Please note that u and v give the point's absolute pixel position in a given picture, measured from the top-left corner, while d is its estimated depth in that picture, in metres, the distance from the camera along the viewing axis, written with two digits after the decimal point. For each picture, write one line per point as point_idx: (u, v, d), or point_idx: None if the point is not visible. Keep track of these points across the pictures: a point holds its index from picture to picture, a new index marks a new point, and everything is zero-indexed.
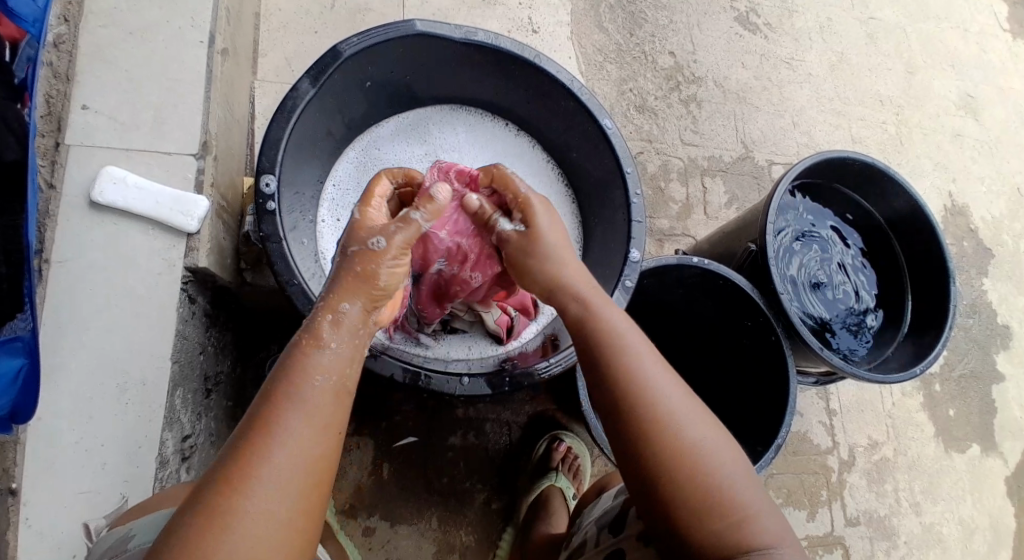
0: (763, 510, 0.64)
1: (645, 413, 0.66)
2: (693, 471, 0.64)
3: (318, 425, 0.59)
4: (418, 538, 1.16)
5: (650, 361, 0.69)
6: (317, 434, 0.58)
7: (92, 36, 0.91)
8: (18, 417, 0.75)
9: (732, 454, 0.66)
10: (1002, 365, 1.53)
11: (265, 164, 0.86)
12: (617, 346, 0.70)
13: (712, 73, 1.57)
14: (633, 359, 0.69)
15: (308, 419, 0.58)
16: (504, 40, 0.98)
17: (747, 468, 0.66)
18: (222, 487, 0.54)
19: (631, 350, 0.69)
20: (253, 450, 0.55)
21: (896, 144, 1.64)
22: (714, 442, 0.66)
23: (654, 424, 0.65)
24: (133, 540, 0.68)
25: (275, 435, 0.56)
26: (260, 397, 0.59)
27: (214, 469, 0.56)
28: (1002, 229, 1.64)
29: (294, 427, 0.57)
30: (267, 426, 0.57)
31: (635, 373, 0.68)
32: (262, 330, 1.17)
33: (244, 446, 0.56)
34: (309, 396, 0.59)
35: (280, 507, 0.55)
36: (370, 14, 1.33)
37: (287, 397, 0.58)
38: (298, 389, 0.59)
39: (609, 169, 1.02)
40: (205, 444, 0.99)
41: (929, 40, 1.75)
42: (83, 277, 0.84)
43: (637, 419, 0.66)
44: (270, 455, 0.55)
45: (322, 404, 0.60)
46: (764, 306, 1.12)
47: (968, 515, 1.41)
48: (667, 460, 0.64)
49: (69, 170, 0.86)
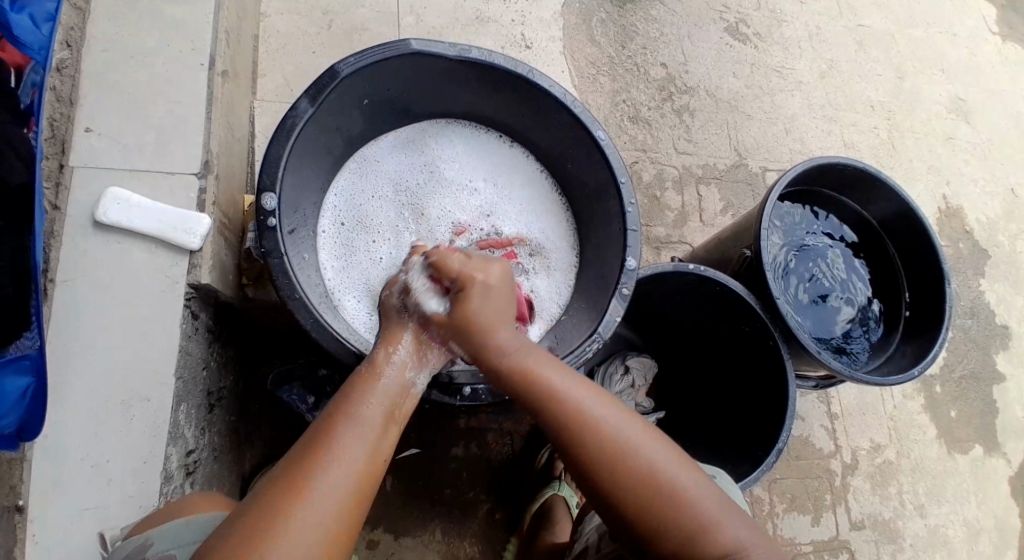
0: (733, 521, 0.68)
1: (605, 458, 0.69)
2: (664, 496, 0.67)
3: (369, 446, 0.65)
4: (423, 551, 1.16)
5: (596, 406, 0.72)
6: (361, 452, 0.64)
7: (95, 60, 0.94)
8: (27, 433, 0.75)
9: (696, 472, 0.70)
10: (1002, 365, 1.54)
11: (266, 183, 0.88)
12: (556, 407, 0.71)
13: (704, 83, 1.59)
14: (575, 413, 0.71)
15: (361, 439, 0.65)
16: (497, 56, 1.00)
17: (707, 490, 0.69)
18: (274, 503, 0.59)
19: (574, 407, 0.71)
20: (314, 458, 0.62)
21: (888, 149, 1.66)
22: (675, 466, 0.69)
23: (615, 467, 0.68)
24: (154, 547, 0.70)
25: (333, 448, 0.63)
26: (317, 423, 0.66)
27: (269, 481, 0.62)
28: (997, 230, 1.65)
29: (349, 448, 0.64)
30: (321, 447, 0.63)
31: (585, 432, 0.70)
32: (265, 347, 1.19)
33: (303, 460, 0.62)
34: (360, 421, 0.66)
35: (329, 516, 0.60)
36: (366, 33, 1.36)
37: (339, 424, 0.65)
38: (351, 419, 0.66)
39: (603, 179, 1.04)
40: (208, 459, 0.99)
41: (918, 45, 1.77)
42: (88, 295, 0.85)
43: (602, 465, 0.69)
44: (325, 467, 0.62)
45: (371, 427, 0.67)
46: (761, 312, 1.13)
47: (973, 516, 1.41)
48: (642, 491, 0.67)
49: (74, 191, 0.88)
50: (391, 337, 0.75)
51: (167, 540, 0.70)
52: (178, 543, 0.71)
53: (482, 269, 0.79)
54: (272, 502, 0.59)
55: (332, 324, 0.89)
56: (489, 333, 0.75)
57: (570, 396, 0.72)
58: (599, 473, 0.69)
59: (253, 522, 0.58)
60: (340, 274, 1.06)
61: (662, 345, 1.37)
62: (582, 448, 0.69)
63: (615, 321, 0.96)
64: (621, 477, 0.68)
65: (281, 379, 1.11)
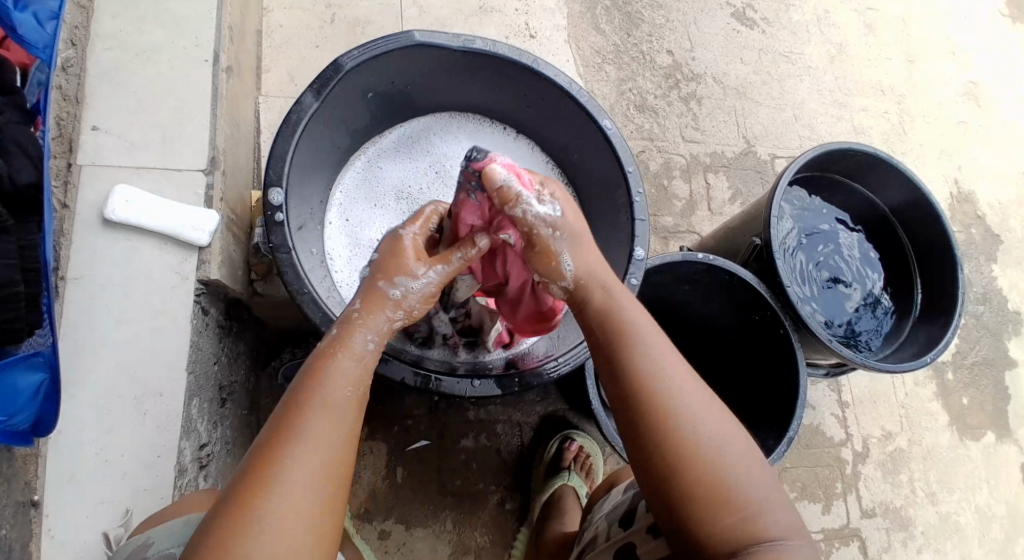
0: (777, 514, 0.62)
1: (664, 414, 0.64)
2: (711, 470, 0.62)
3: (342, 425, 0.60)
4: (434, 541, 1.17)
5: (670, 363, 0.68)
6: (335, 437, 0.59)
7: (101, 59, 0.94)
8: (41, 427, 0.77)
9: (752, 455, 0.65)
10: (1015, 351, 1.52)
11: (272, 178, 0.88)
12: (629, 356, 0.68)
13: (710, 69, 1.58)
14: (647, 365, 0.67)
15: (333, 417, 0.60)
16: (501, 46, 0.99)
17: (761, 482, 0.63)
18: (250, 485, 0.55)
19: (649, 358, 0.68)
20: (285, 442, 0.57)
21: (899, 133, 1.64)
22: (730, 442, 0.64)
23: (673, 426, 0.64)
24: (154, 546, 0.71)
25: (305, 430, 0.58)
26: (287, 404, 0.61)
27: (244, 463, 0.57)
28: (1010, 214, 1.63)
29: (319, 427, 0.59)
30: (294, 427, 0.58)
31: (651, 384, 0.66)
32: (274, 341, 1.21)
33: (272, 448, 0.57)
34: (334, 404, 0.61)
35: (310, 504, 0.56)
36: (369, 26, 1.36)
37: (310, 408, 0.60)
38: (322, 404, 0.60)
39: (610, 169, 1.04)
40: (222, 452, 1.00)
41: (929, 27, 1.75)
42: (99, 293, 0.86)
43: (659, 424, 0.64)
44: (295, 453, 0.57)
45: (346, 412, 0.61)
46: (770, 300, 1.12)
47: (985, 503, 1.41)
48: (691, 460, 0.62)
49: (83, 189, 0.89)
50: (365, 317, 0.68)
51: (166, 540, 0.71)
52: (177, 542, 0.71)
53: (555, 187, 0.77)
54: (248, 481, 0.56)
55: None
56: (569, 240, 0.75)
57: (645, 348, 0.68)
58: (653, 431, 0.64)
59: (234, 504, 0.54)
60: (347, 268, 1.06)
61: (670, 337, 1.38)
62: (643, 401, 0.65)
63: None
64: (672, 442, 0.63)
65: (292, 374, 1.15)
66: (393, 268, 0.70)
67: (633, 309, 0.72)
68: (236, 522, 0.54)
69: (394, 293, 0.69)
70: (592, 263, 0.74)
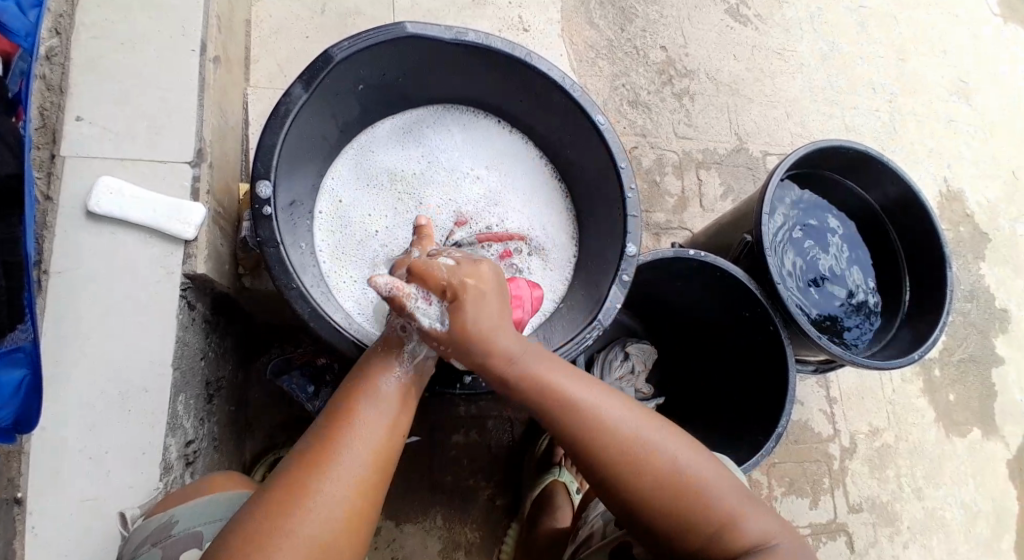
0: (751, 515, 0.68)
1: (631, 465, 0.68)
2: (689, 496, 0.67)
3: (387, 422, 0.66)
4: (424, 537, 1.17)
5: (622, 417, 0.70)
6: (380, 430, 0.65)
7: (84, 47, 0.92)
8: (23, 425, 0.75)
9: (722, 479, 0.70)
10: (1001, 348, 1.54)
11: (260, 170, 0.87)
12: (589, 430, 0.69)
13: (704, 66, 1.57)
14: (603, 427, 0.69)
15: (381, 410, 0.67)
16: (494, 39, 0.98)
17: (734, 493, 0.69)
18: (301, 474, 0.60)
19: (604, 419, 0.69)
20: (333, 436, 0.63)
21: (889, 132, 1.65)
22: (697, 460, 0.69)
23: (642, 472, 0.68)
24: (179, 524, 0.72)
25: (355, 423, 0.64)
26: (335, 403, 0.67)
27: (295, 454, 0.63)
28: (998, 213, 1.64)
29: (367, 423, 0.65)
30: (341, 423, 0.64)
31: (614, 444, 0.68)
32: (262, 335, 1.18)
33: (321, 441, 0.63)
34: (381, 401, 0.67)
35: (349, 497, 0.61)
36: (361, 17, 1.34)
37: (359, 401, 0.66)
38: (372, 397, 0.67)
39: (603, 164, 1.03)
40: (209, 448, 0.99)
41: (921, 26, 1.75)
42: (82, 287, 0.84)
43: (625, 473, 0.68)
44: (344, 446, 0.63)
45: (391, 407, 0.68)
46: (761, 296, 1.12)
47: (970, 499, 1.42)
48: (666, 496, 0.67)
49: (65, 180, 0.87)
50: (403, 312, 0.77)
51: (193, 518, 0.72)
52: (203, 520, 0.73)
53: (472, 274, 0.69)
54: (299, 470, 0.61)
55: (330, 314, 0.89)
56: (488, 340, 0.68)
57: (596, 413, 0.69)
58: (629, 477, 0.68)
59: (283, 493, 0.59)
60: (337, 263, 1.05)
61: (661, 333, 1.38)
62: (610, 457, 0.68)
63: (614, 306, 0.95)
64: (642, 485, 0.67)
65: (280, 368, 1.12)
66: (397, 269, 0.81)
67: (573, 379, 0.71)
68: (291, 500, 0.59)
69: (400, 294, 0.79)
70: (495, 332, 0.69)
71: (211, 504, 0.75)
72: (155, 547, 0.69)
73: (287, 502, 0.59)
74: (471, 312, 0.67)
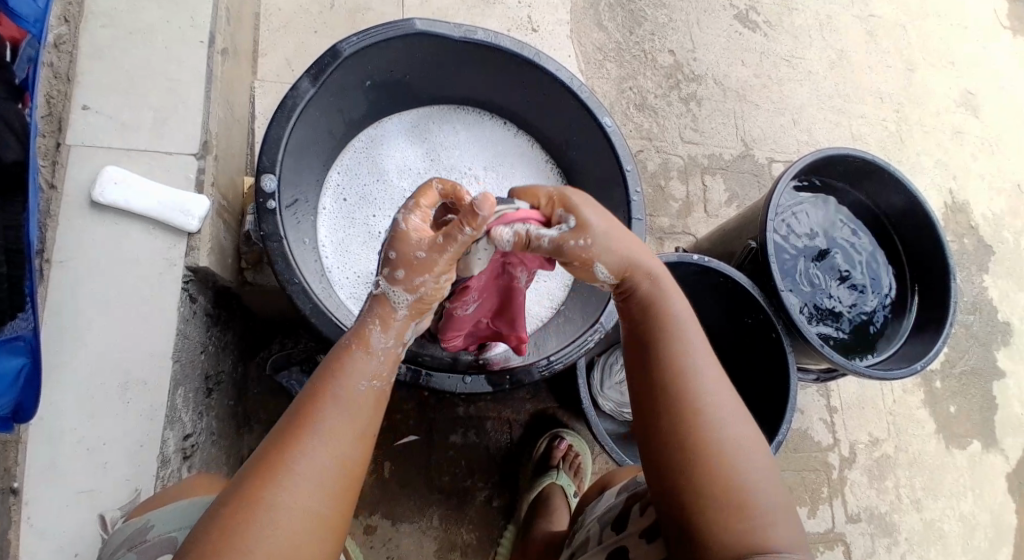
0: (785, 530, 0.60)
1: (686, 418, 0.63)
2: (722, 479, 0.61)
3: (352, 425, 0.60)
4: (420, 537, 1.16)
5: (706, 375, 0.66)
6: (347, 432, 0.59)
7: (92, 36, 0.92)
8: (21, 414, 0.75)
9: (775, 497, 0.61)
10: (1003, 361, 1.53)
11: (265, 164, 0.86)
12: (669, 360, 0.66)
13: (712, 71, 1.57)
14: (679, 371, 0.65)
15: (346, 417, 0.60)
16: (503, 38, 0.98)
17: (782, 512, 0.61)
18: (257, 478, 0.56)
19: (688, 369, 0.65)
20: (295, 433, 0.58)
21: (895, 142, 1.64)
22: (750, 451, 0.63)
23: (690, 439, 0.62)
24: (155, 529, 0.70)
25: (319, 423, 0.58)
26: (302, 397, 0.61)
27: (256, 453, 0.58)
28: (1002, 226, 1.64)
29: (331, 421, 0.59)
30: (305, 422, 0.58)
31: (680, 392, 0.64)
32: (264, 330, 1.18)
33: (284, 441, 0.57)
34: (350, 398, 0.61)
35: (312, 505, 0.56)
36: (369, 12, 1.34)
37: (324, 399, 0.60)
38: (338, 396, 0.60)
39: (609, 167, 1.02)
40: (206, 442, 0.99)
41: (929, 36, 1.75)
42: (84, 277, 0.84)
43: (679, 424, 0.63)
44: (307, 447, 0.57)
45: (363, 407, 0.61)
46: (765, 304, 1.12)
47: (969, 511, 1.41)
48: (705, 473, 0.61)
49: (70, 169, 0.87)
50: (382, 314, 0.65)
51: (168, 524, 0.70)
52: (176, 526, 0.70)
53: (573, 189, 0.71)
54: (258, 468, 0.56)
55: (332, 310, 0.88)
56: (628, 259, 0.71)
57: (683, 356, 0.66)
58: (677, 433, 0.63)
59: (239, 497, 0.55)
60: (339, 260, 1.05)
61: None
62: (674, 396, 0.64)
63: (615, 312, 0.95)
64: (686, 448, 0.62)
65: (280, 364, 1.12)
66: (399, 245, 0.65)
67: (689, 327, 0.69)
68: (248, 503, 0.55)
69: (379, 289, 0.65)
70: (635, 254, 0.72)
71: (188, 508, 0.72)
72: (131, 551, 0.68)
73: (246, 506, 0.54)
74: (602, 229, 0.69)
